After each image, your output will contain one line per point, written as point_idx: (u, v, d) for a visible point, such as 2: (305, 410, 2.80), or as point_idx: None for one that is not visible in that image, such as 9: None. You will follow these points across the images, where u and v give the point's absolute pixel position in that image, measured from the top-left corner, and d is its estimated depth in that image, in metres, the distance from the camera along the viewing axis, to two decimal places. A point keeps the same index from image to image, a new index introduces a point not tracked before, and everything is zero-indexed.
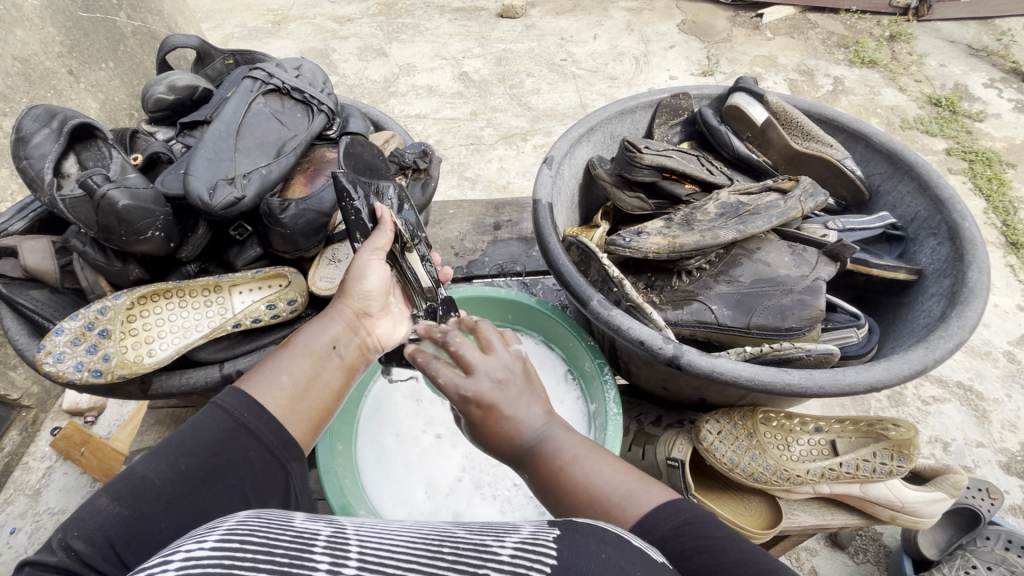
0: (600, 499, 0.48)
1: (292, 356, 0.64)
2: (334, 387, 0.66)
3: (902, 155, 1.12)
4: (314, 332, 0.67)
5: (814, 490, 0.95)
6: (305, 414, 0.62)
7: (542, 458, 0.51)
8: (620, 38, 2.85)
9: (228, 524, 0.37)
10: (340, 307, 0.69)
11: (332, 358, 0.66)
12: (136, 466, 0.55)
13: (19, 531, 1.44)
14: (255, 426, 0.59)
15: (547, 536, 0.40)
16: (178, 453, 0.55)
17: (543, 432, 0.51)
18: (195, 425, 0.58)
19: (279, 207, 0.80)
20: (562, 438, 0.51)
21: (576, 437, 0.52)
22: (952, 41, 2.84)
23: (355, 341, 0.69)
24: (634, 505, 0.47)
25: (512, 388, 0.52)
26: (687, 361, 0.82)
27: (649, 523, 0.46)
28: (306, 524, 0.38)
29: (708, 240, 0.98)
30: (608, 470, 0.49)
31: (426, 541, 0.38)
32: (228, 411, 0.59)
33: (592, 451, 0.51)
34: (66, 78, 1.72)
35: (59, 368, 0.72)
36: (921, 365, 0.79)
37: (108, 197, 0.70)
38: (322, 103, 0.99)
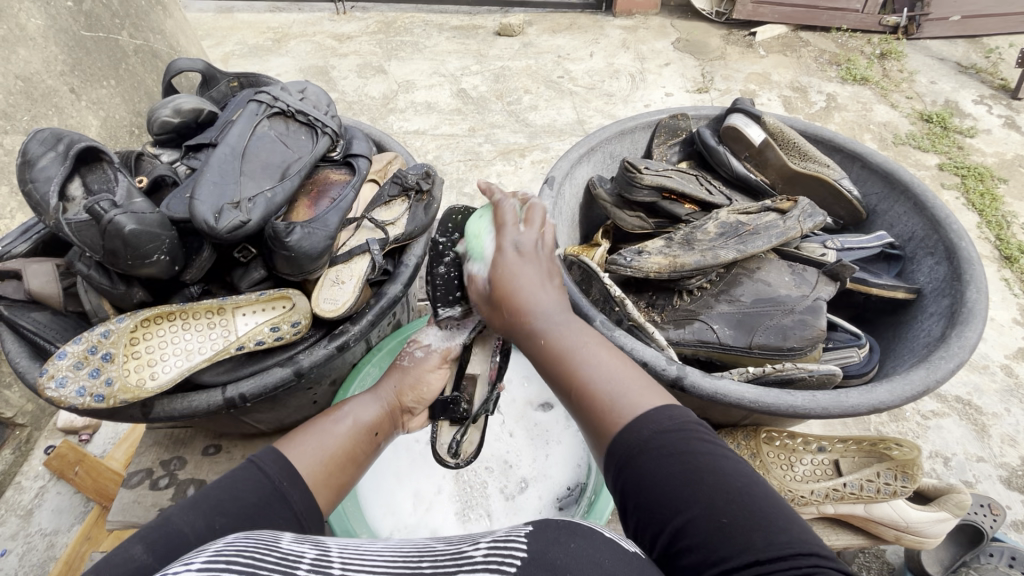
0: (608, 393, 0.53)
1: (338, 429, 0.73)
2: (357, 463, 0.72)
3: (897, 175, 1.13)
4: (359, 411, 0.78)
5: (819, 511, 0.95)
6: (331, 485, 0.66)
7: (540, 335, 0.56)
8: (617, 55, 2.90)
9: (213, 548, 0.39)
10: (385, 394, 0.82)
11: (368, 440, 0.76)
12: (168, 516, 0.49)
13: (10, 553, 1.42)
14: (290, 493, 0.60)
15: (520, 534, 0.43)
16: (215, 511, 0.52)
17: (555, 317, 0.56)
18: (230, 483, 0.56)
19: (284, 230, 0.80)
20: (571, 327, 0.56)
21: (588, 330, 0.57)
22: (942, 59, 2.90)
23: (388, 427, 0.81)
24: (637, 400, 0.52)
25: (536, 267, 0.59)
26: (690, 382, 0.82)
27: (649, 418, 0.50)
28: (291, 545, 0.40)
29: (709, 260, 0.99)
30: (617, 366, 0.54)
31: (405, 560, 0.41)
32: (267, 475, 0.59)
33: (602, 346, 0.56)
34: (68, 96, 1.73)
35: (61, 393, 0.72)
36: (924, 385, 0.80)
37: (116, 222, 0.70)
38: (326, 125, 0.99)
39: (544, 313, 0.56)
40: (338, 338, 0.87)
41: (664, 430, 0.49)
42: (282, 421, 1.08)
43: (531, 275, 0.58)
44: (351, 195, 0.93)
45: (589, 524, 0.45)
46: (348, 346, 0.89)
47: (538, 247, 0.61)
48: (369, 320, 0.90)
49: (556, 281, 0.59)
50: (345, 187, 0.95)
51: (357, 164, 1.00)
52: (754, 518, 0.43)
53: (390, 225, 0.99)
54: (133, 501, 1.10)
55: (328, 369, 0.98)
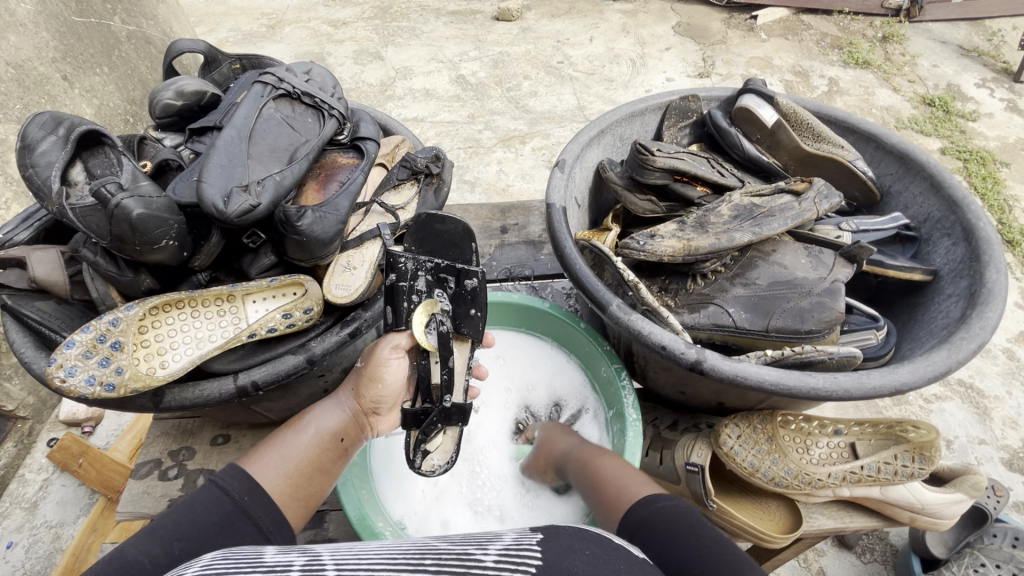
0: (618, 489, 0.72)
1: (301, 441, 0.73)
2: (328, 471, 0.74)
3: (913, 156, 1.11)
4: (321, 418, 0.77)
5: (834, 493, 0.94)
6: (300, 499, 0.69)
7: (591, 472, 0.79)
8: (617, 40, 2.85)
9: (201, 564, 0.43)
10: (348, 398, 0.80)
11: (335, 445, 0.76)
12: (125, 547, 0.55)
13: (15, 545, 1.41)
14: (252, 507, 0.63)
15: (529, 543, 0.47)
16: (172, 537, 0.57)
17: (575, 446, 0.87)
18: (190, 506, 0.60)
19: (295, 214, 0.78)
20: (595, 455, 0.82)
21: (619, 453, 0.81)
22: (945, 42, 2.87)
23: (355, 431, 0.80)
24: (637, 491, 0.70)
25: (556, 430, 0.94)
26: (710, 365, 0.81)
27: (641, 504, 0.66)
28: (277, 557, 0.44)
29: (724, 243, 0.97)
30: (637, 478, 0.73)
31: (407, 556, 0.44)
32: (225, 490, 0.63)
33: (628, 470, 0.76)
34: (60, 83, 1.69)
35: (71, 383, 0.70)
36: (945, 366, 0.79)
37: (123, 206, 0.68)
38: (332, 108, 0.97)
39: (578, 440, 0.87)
40: (350, 324, 0.85)
41: (646, 517, 0.64)
42: (292, 410, 1.07)
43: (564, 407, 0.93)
44: (360, 179, 0.90)
45: (599, 533, 0.49)
46: (361, 332, 0.87)
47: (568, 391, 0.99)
48: (381, 306, 0.87)
49: (592, 426, 0.92)
50: (354, 170, 0.93)
51: (366, 148, 0.98)
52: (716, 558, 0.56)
53: (400, 209, 0.98)
54: (143, 492, 1.09)
55: (339, 356, 0.96)
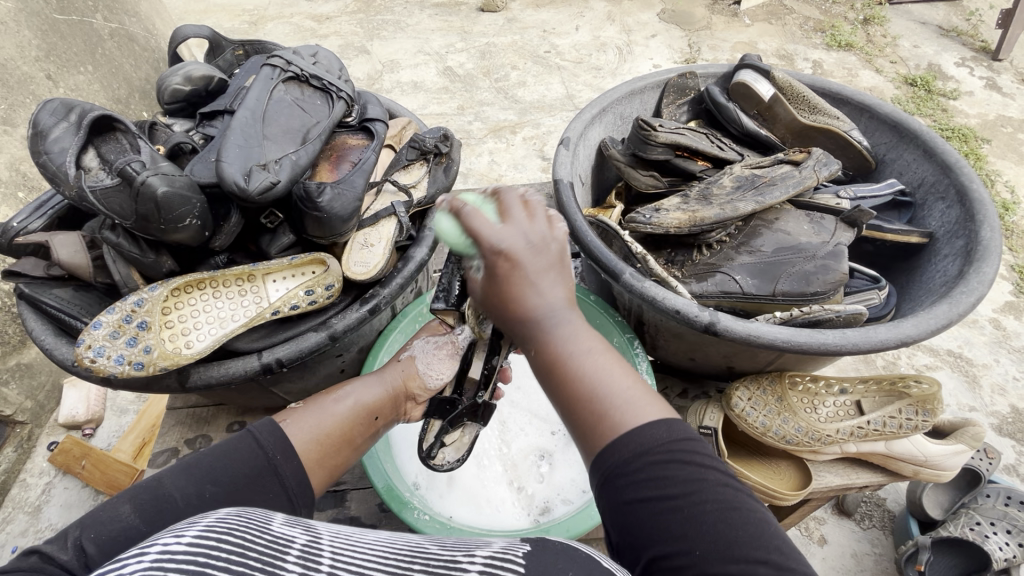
0: (597, 404, 0.49)
1: (336, 410, 0.79)
2: (357, 443, 0.80)
3: (907, 124, 1.15)
4: (359, 393, 0.83)
5: (842, 449, 0.98)
6: (327, 466, 0.74)
7: (550, 349, 0.51)
8: (603, 28, 2.87)
9: (207, 521, 0.39)
10: (390, 378, 0.86)
11: (368, 422, 0.82)
12: (162, 482, 0.60)
13: (21, 549, 1.41)
14: (283, 466, 0.68)
15: (518, 551, 0.45)
16: (205, 479, 0.62)
17: (556, 317, 0.52)
18: (226, 452, 0.65)
19: (316, 190, 0.79)
20: (570, 332, 0.52)
21: (587, 331, 0.52)
22: (924, 23, 2.92)
23: (388, 411, 0.85)
24: (631, 414, 0.49)
25: (540, 258, 0.51)
26: (724, 326, 0.83)
27: (635, 437, 0.47)
28: (283, 528, 0.41)
29: (728, 213, 1.01)
30: (612, 375, 0.50)
31: (399, 556, 0.43)
32: (262, 445, 0.68)
33: (600, 353, 0.52)
34: (44, 82, 1.67)
35: (100, 362, 0.72)
36: (947, 318, 0.82)
37: (148, 185, 0.69)
38: (340, 90, 0.98)
39: (536, 314, 0.52)
40: (369, 301, 0.87)
41: (650, 451, 0.47)
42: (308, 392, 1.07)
43: (528, 271, 0.51)
44: (373, 158, 0.92)
45: (589, 553, 0.47)
46: (380, 309, 0.89)
47: (537, 244, 0.51)
48: (399, 283, 0.89)
49: (560, 286, 0.52)
50: (366, 150, 0.94)
51: (375, 129, 0.99)
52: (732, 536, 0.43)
53: (413, 188, 0.99)
54: None
55: (357, 334, 0.97)
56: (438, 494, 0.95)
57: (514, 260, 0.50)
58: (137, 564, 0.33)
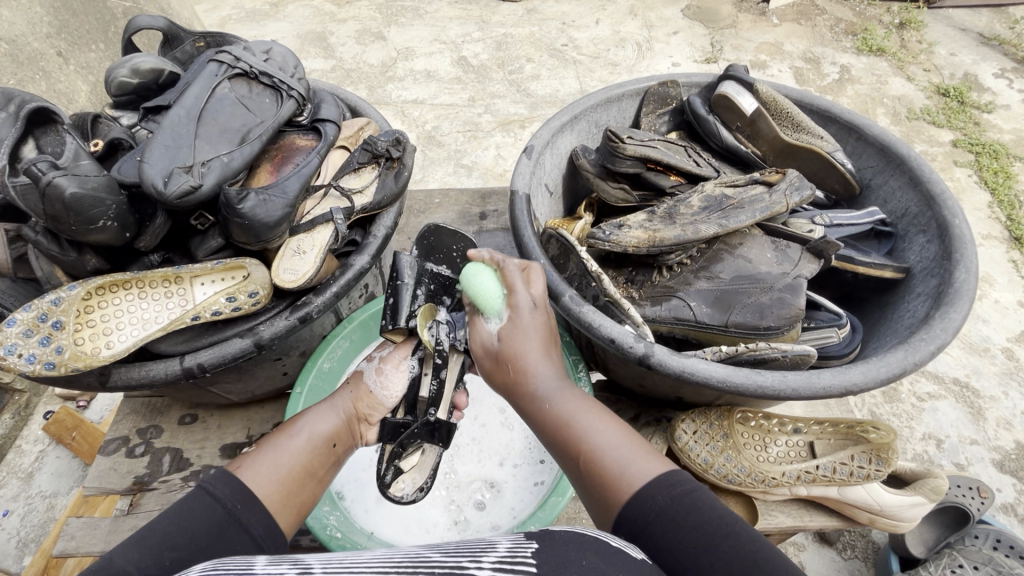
0: (609, 465, 0.55)
1: (294, 445, 0.70)
2: (323, 480, 0.70)
3: (894, 148, 1.07)
4: (313, 423, 0.74)
5: (791, 492, 0.93)
6: (294, 506, 0.64)
7: (559, 417, 0.61)
8: (624, 23, 2.78)
9: (190, 573, 0.43)
10: (342, 403, 0.78)
11: (328, 452, 0.72)
12: (112, 556, 0.50)
13: (11, 513, 1.46)
14: (246, 516, 0.59)
15: (526, 552, 0.43)
16: (163, 546, 0.52)
17: (554, 385, 0.64)
18: (181, 511, 0.56)
19: (236, 197, 0.77)
20: (569, 395, 0.63)
21: (583, 402, 0.62)
22: (964, 29, 2.76)
23: (347, 438, 0.77)
24: (638, 468, 0.54)
25: (536, 332, 0.68)
26: (658, 360, 0.79)
27: (647, 491, 0.52)
28: (267, 567, 0.43)
29: (689, 235, 0.95)
30: (617, 435, 0.58)
31: (399, 569, 0.42)
32: (219, 498, 0.58)
33: (599, 414, 0.61)
34: (55, 60, 1.68)
35: (9, 360, 0.70)
36: (900, 368, 0.76)
37: (54, 185, 0.67)
38: (291, 88, 0.95)
39: (541, 389, 0.64)
40: (299, 309, 0.85)
41: (659, 511, 0.51)
42: (252, 392, 1.07)
43: (529, 341, 0.67)
44: (314, 162, 0.89)
45: (596, 535, 0.45)
46: (312, 318, 0.86)
47: (535, 314, 0.70)
48: (333, 292, 0.86)
49: (555, 366, 0.67)
50: (310, 153, 0.92)
51: (324, 130, 0.96)
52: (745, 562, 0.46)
53: (357, 194, 0.96)
54: (110, 468, 1.10)
55: (294, 340, 0.96)
56: (364, 509, 0.93)
57: (524, 314, 0.69)
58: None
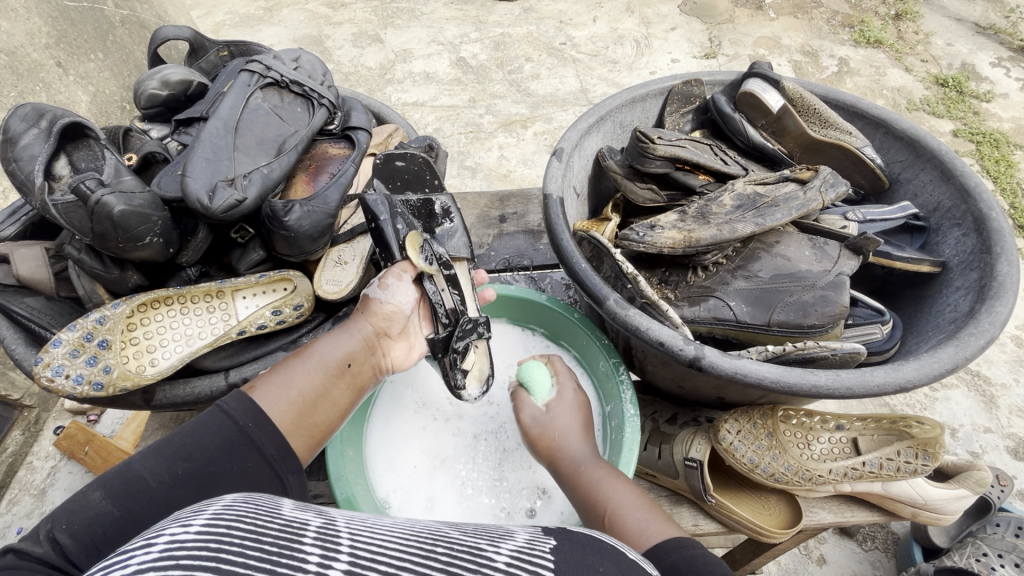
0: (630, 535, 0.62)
1: (305, 369, 0.68)
2: (340, 404, 0.70)
3: (924, 143, 1.08)
4: (327, 348, 0.71)
5: (835, 489, 0.93)
6: (306, 429, 0.66)
7: (584, 481, 0.73)
8: (621, 20, 2.77)
9: (215, 508, 0.38)
10: (358, 325, 0.75)
11: (344, 376, 0.71)
12: (133, 463, 0.58)
13: (25, 531, 1.43)
14: (256, 435, 0.61)
15: (544, 547, 0.42)
16: (176, 457, 0.58)
17: (581, 451, 0.77)
18: (197, 427, 0.61)
19: (282, 209, 0.76)
20: (597, 469, 0.73)
21: (630, 498, 0.68)
22: (960, 19, 2.77)
23: (367, 359, 0.74)
24: (648, 534, 0.61)
25: (571, 417, 0.82)
26: (709, 362, 0.79)
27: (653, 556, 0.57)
28: (295, 513, 0.39)
29: (726, 235, 0.94)
30: (635, 507, 0.65)
31: (419, 540, 0.40)
32: (232, 416, 0.62)
33: (623, 485, 0.70)
34: (54, 70, 1.66)
35: (58, 382, 0.68)
36: (952, 363, 0.77)
37: (103, 203, 0.66)
38: (322, 97, 0.94)
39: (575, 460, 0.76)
40: (342, 320, 0.84)
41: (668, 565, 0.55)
42: None
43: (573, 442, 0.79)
44: (350, 170, 0.88)
45: (613, 544, 0.45)
46: None
47: (570, 397, 0.87)
48: None
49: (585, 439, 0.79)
50: (344, 162, 0.90)
51: (356, 138, 0.95)
52: None
53: None
54: None
55: None
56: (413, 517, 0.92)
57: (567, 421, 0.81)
58: (144, 556, 0.32)
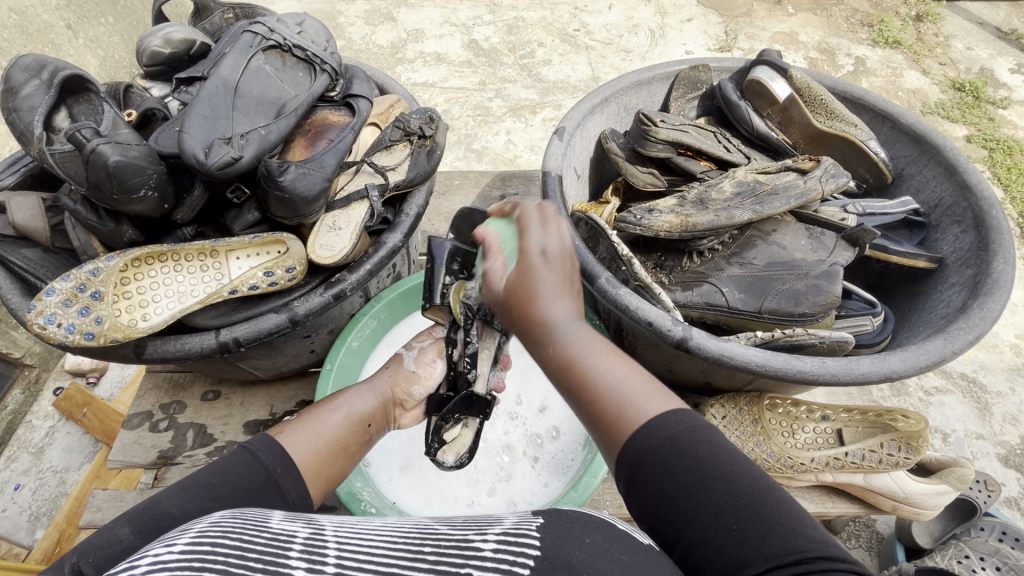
0: (613, 396, 0.50)
1: (331, 421, 0.72)
2: (353, 454, 0.73)
3: (930, 138, 1.07)
4: (351, 402, 0.77)
5: (817, 479, 0.93)
6: (323, 476, 0.66)
7: (562, 351, 0.53)
8: (637, 9, 2.73)
9: (199, 527, 0.38)
10: (380, 386, 0.82)
11: (363, 432, 0.76)
12: (159, 500, 0.50)
13: (23, 487, 1.46)
14: (284, 480, 0.60)
15: (531, 525, 0.42)
16: (207, 495, 0.52)
17: (570, 327, 0.53)
18: (225, 467, 0.56)
19: (277, 168, 0.76)
20: (585, 338, 0.53)
21: (596, 335, 0.54)
22: (982, 23, 2.72)
23: (381, 420, 0.80)
24: (642, 408, 0.49)
25: (555, 276, 0.55)
26: (696, 344, 0.79)
27: (657, 424, 0.48)
28: (282, 525, 0.40)
29: (723, 221, 0.94)
30: (625, 371, 0.51)
31: (408, 539, 0.40)
32: (261, 459, 0.60)
33: (612, 352, 0.53)
34: (64, 32, 1.65)
35: (50, 330, 0.70)
36: (938, 357, 0.77)
37: (98, 151, 0.67)
38: (325, 62, 0.94)
39: (557, 328, 0.53)
40: (334, 286, 0.84)
41: (674, 436, 0.47)
42: (279, 369, 1.06)
43: (548, 283, 0.54)
44: (349, 137, 0.88)
45: (602, 518, 0.44)
46: (345, 296, 0.86)
47: (557, 251, 0.56)
48: (367, 270, 0.86)
49: (575, 304, 0.55)
50: (344, 128, 0.90)
51: (357, 105, 0.95)
52: (766, 517, 0.43)
53: (391, 170, 0.94)
54: (133, 443, 1.09)
55: (325, 318, 0.96)
56: (390, 478, 0.95)
57: (527, 272, 0.55)
58: None
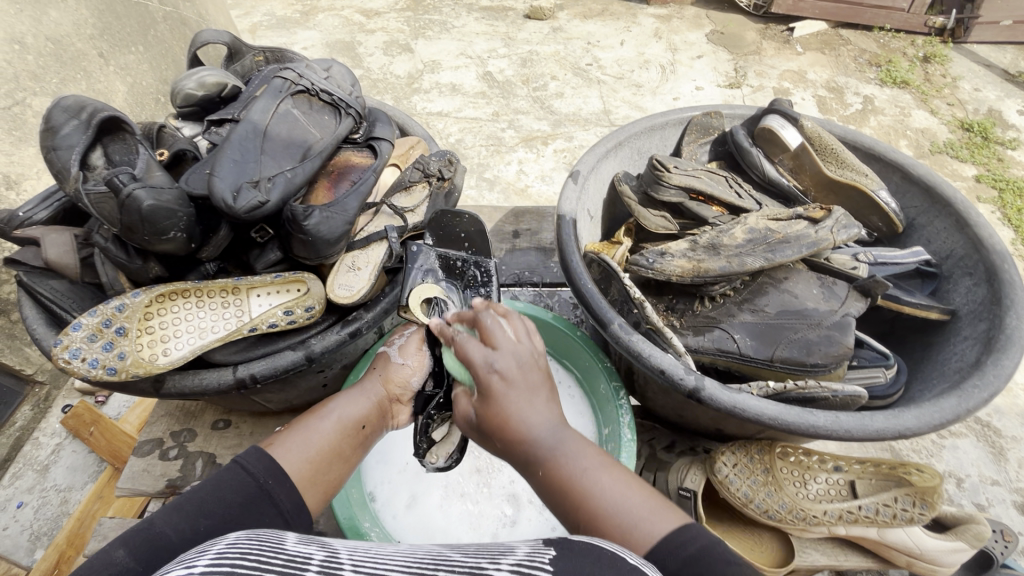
0: (613, 520, 0.49)
1: (323, 428, 0.69)
2: (349, 461, 0.70)
3: (941, 189, 1.08)
4: (343, 408, 0.73)
5: (829, 532, 0.92)
6: (319, 486, 0.64)
7: (557, 470, 0.52)
8: (648, 45, 2.80)
9: (218, 548, 0.38)
10: (372, 387, 0.77)
11: (356, 436, 0.72)
12: (153, 520, 0.51)
13: (26, 506, 1.46)
14: (276, 492, 0.59)
15: (543, 556, 0.41)
16: (199, 513, 0.53)
17: (553, 437, 0.53)
18: (217, 482, 0.56)
19: (303, 214, 0.78)
20: (572, 448, 0.53)
21: (591, 449, 0.53)
22: (989, 65, 2.76)
23: (377, 421, 0.76)
24: (649, 527, 0.48)
25: (518, 388, 0.54)
26: (708, 394, 0.80)
27: (665, 546, 0.47)
28: (298, 547, 0.40)
29: (735, 267, 0.95)
30: (623, 488, 0.51)
31: (421, 565, 0.41)
32: (251, 473, 0.59)
33: (607, 466, 0.53)
34: (96, 60, 1.71)
35: (75, 364, 0.72)
36: (954, 414, 0.76)
37: (133, 196, 0.70)
38: (350, 106, 0.97)
39: (541, 441, 0.53)
40: (350, 324, 0.86)
41: (682, 558, 0.46)
42: (291, 402, 1.07)
43: (518, 396, 0.53)
44: (371, 180, 0.91)
45: (615, 550, 0.42)
46: (361, 334, 0.87)
47: (528, 364, 0.55)
48: (383, 308, 0.88)
49: (551, 408, 0.54)
50: (365, 170, 0.93)
51: (379, 148, 0.98)
52: None
53: (410, 212, 0.96)
54: (142, 470, 1.10)
55: (340, 355, 0.96)
56: (396, 515, 0.95)
57: (506, 382, 0.53)
58: None
